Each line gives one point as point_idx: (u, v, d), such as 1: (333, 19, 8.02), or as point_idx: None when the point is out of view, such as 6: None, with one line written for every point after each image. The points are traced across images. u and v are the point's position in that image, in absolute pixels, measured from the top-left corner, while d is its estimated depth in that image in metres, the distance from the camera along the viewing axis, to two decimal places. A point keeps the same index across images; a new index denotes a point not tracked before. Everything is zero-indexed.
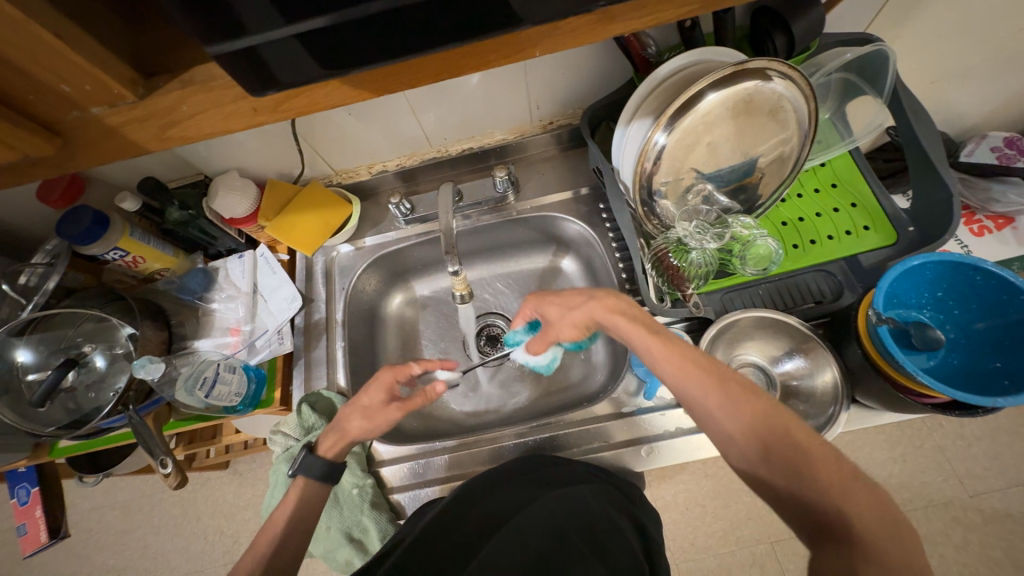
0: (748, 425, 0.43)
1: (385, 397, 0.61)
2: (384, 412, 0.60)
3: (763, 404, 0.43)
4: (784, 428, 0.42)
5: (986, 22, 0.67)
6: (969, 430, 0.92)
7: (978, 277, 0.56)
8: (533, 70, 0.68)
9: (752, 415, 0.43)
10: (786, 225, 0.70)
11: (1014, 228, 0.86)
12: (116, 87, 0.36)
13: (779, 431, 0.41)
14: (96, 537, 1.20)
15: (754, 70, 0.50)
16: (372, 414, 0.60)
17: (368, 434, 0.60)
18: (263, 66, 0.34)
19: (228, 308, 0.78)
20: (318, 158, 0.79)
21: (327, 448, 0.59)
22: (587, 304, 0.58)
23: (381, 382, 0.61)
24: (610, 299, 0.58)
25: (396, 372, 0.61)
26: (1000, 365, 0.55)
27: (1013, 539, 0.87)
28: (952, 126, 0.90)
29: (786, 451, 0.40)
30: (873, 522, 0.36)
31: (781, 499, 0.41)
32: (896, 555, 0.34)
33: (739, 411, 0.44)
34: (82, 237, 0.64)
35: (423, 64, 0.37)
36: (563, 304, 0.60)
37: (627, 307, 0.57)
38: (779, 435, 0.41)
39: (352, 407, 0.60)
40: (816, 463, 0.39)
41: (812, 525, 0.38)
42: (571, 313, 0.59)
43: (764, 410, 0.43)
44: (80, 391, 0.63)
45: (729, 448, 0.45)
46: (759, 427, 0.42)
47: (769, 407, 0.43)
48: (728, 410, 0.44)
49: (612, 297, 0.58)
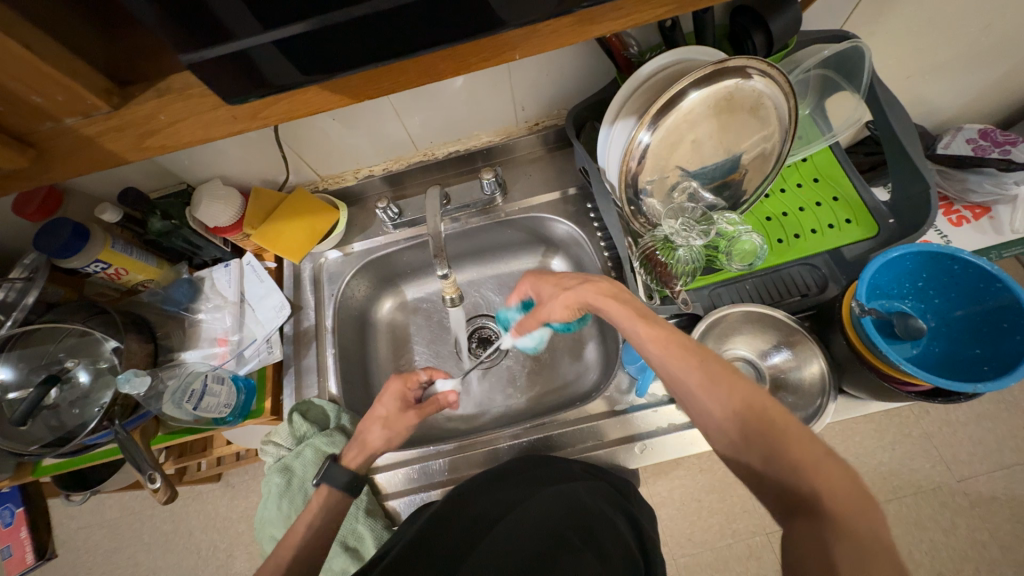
0: (729, 409, 0.43)
1: (400, 405, 0.64)
2: (402, 417, 0.63)
3: (744, 387, 0.44)
4: (762, 409, 0.42)
5: (956, 18, 0.68)
6: (954, 416, 0.94)
7: (956, 267, 0.58)
8: (517, 72, 0.68)
9: (733, 398, 0.43)
10: (770, 220, 0.71)
11: (990, 217, 0.89)
12: (90, 97, 0.36)
13: (757, 413, 0.42)
14: (84, 557, 1.18)
15: (733, 68, 0.51)
16: (391, 423, 0.63)
17: (389, 445, 0.62)
18: (241, 73, 0.33)
19: (214, 318, 0.76)
20: (304, 164, 0.78)
21: (351, 459, 0.60)
22: (580, 287, 0.58)
23: (392, 391, 0.65)
24: (605, 283, 0.58)
25: (403, 382, 0.65)
26: (979, 351, 0.57)
27: (998, 521, 0.89)
28: (928, 119, 0.93)
29: (763, 432, 0.41)
30: (844, 502, 0.35)
31: (760, 480, 0.41)
32: (869, 535, 0.34)
33: (720, 394, 0.44)
34: (62, 251, 0.63)
35: (405, 68, 0.37)
36: (557, 285, 0.61)
37: (622, 293, 0.57)
38: (757, 416, 0.41)
39: (370, 419, 0.63)
40: (791, 441, 0.39)
41: (790, 504, 0.38)
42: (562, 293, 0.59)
43: (745, 393, 0.43)
44: (64, 408, 0.61)
45: (711, 432, 0.45)
46: (738, 408, 0.43)
47: (750, 388, 0.44)
48: (710, 394, 0.45)
49: (606, 282, 0.58)
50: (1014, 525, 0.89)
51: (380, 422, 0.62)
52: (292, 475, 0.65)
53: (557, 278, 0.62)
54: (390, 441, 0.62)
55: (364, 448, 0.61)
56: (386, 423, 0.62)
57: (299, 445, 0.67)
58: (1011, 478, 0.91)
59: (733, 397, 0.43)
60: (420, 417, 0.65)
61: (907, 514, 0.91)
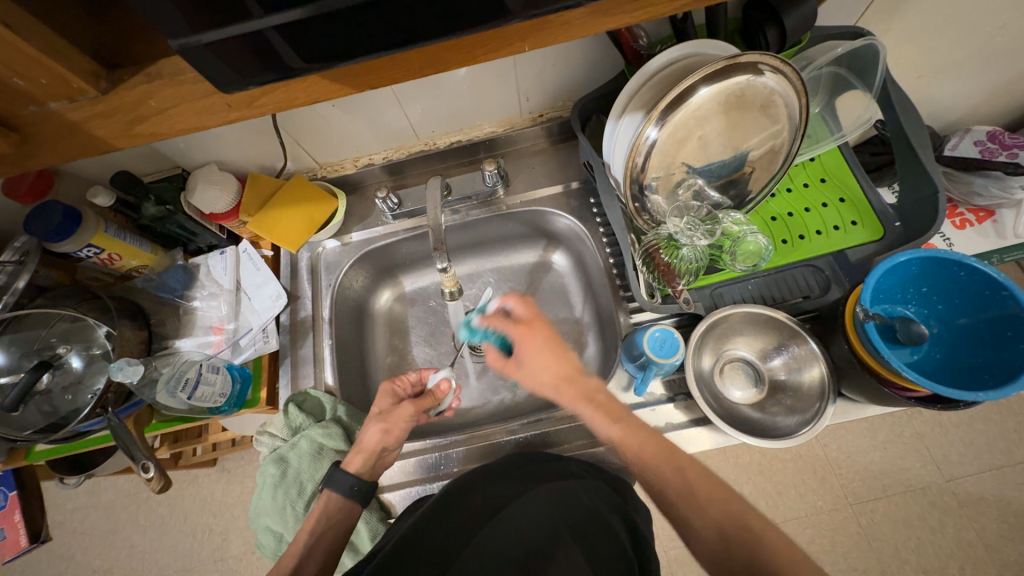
0: (717, 522, 0.45)
1: (393, 401, 0.65)
2: (396, 409, 0.63)
3: (722, 494, 0.46)
4: (742, 517, 0.44)
5: (972, 17, 0.67)
6: (946, 418, 0.95)
7: (962, 274, 0.57)
8: (522, 63, 0.66)
9: (716, 509, 0.46)
10: (775, 220, 0.71)
11: (994, 221, 0.88)
12: (76, 81, 0.34)
13: (740, 522, 0.44)
14: (80, 537, 1.18)
15: (746, 63, 0.50)
16: (387, 418, 0.63)
17: (387, 439, 0.62)
18: (236, 60, 0.32)
19: (210, 306, 0.75)
20: (302, 151, 0.76)
21: (352, 463, 0.60)
22: (549, 380, 0.57)
23: (386, 394, 0.66)
24: (572, 377, 0.57)
25: (389, 390, 0.66)
26: (981, 359, 0.56)
27: (984, 521, 0.90)
28: (936, 120, 0.91)
29: (748, 541, 0.43)
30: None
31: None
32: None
33: (705, 503, 0.46)
34: (53, 234, 0.61)
35: (408, 58, 0.36)
36: (534, 370, 0.58)
37: (584, 380, 0.57)
38: (742, 526, 0.44)
39: (367, 422, 0.63)
40: (773, 547, 0.42)
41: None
42: (545, 371, 0.58)
43: (727, 503, 0.46)
44: (57, 393, 0.60)
45: (691, 541, 0.46)
46: (722, 519, 0.45)
47: (727, 495, 0.46)
48: (692, 505, 0.46)
49: (580, 380, 0.57)
50: (1000, 526, 0.90)
51: (375, 419, 0.62)
52: (287, 465, 0.65)
53: (537, 358, 0.58)
54: (387, 434, 0.61)
55: (363, 444, 0.61)
56: (380, 416, 0.63)
57: (295, 436, 0.67)
58: (999, 479, 0.92)
59: (718, 509, 0.46)
60: (416, 408, 0.64)
61: (896, 513, 0.92)
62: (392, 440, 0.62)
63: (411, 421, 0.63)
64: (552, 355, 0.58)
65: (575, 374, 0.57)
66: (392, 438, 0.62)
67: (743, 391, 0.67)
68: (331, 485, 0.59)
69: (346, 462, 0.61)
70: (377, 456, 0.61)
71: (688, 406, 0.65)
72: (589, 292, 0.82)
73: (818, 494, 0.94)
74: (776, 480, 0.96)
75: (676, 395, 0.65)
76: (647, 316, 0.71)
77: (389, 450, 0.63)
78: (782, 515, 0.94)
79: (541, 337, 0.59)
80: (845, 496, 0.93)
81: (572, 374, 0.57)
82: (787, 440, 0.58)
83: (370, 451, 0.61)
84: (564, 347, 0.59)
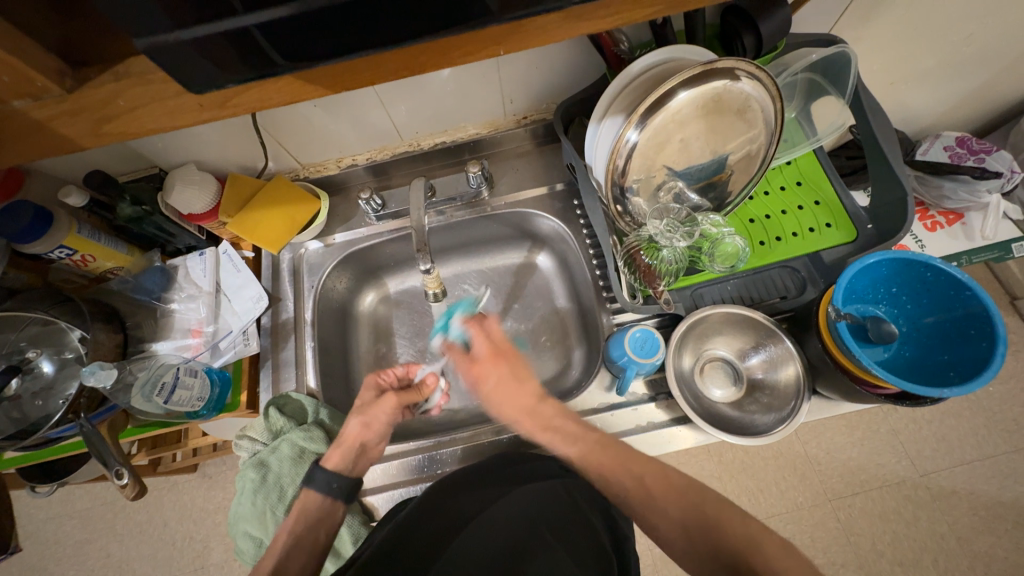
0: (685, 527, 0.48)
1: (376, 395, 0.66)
2: (376, 402, 0.64)
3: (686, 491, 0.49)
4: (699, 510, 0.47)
5: (939, 27, 0.69)
6: (920, 414, 0.98)
7: (928, 274, 0.59)
8: (504, 65, 0.66)
9: (683, 513, 0.48)
10: (753, 222, 0.72)
11: (963, 223, 0.91)
12: (40, 79, 0.34)
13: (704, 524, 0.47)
14: (53, 547, 1.15)
15: (722, 69, 0.51)
16: (366, 411, 0.63)
17: (365, 433, 0.62)
18: (212, 57, 0.32)
19: (188, 308, 0.74)
20: (283, 150, 0.75)
21: (329, 460, 0.60)
22: (509, 413, 0.59)
23: (370, 383, 0.66)
24: (531, 409, 0.58)
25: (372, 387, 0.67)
26: (947, 357, 0.58)
27: (956, 514, 0.93)
28: (908, 125, 0.94)
29: (717, 539, 0.45)
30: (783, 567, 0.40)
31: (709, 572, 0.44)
32: None
33: (665, 508, 0.49)
34: (22, 236, 0.59)
35: (377, 60, 0.36)
36: (496, 404, 0.60)
37: (540, 410, 0.58)
38: (696, 514, 0.47)
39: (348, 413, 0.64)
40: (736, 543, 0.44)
41: None
42: (506, 406, 0.59)
43: (690, 505, 0.49)
44: (26, 399, 0.58)
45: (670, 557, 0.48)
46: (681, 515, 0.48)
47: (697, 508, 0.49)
48: (657, 514, 0.49)
49: (542, 410, 0.58)
50: (971, 518, 0.93)
51: (355, 411, 0.63)
52: (267, 470, 0.64)
53: (498, 393, 0.60)
54: (366, 427, 0.62)
55: (341, 438, 0.61)
56: (360, 409, 0.64)
57: (276, 440, 0.66)
58: (970, 473, 0.95)
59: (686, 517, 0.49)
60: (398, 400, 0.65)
61: (873, 507, 0.94)
62: (372, 435, 0.63)
63: (392, 414, 0.64)
64: (508, 392, 0.59)
65: (532, 405, 0.58)
66: (372, 432, 0.63)
67: (723, 389, 0.69)
68: (313, 490, 0.58)
69: (323, 458, 0.61)
70: (357, 451, 0.61)
71: (669, 405, 0.65)
72: (573, 293, 0.83)
73: (799, 490, 0.96)
74: (759, 477, 0.98)
75: (658, 394, 0.66)
76: (628, 317, 0.72)
77: (369, 445, 0.63)
78: (764, 511, 0.96)
79: (497, 377, 0.61)
80: (825, 492, 0.96)
81: (529, 406, 0.58)
82: (763, 438, 0.60)
83: (351, 445, 0.61)
84: (522, 381, 0.60)
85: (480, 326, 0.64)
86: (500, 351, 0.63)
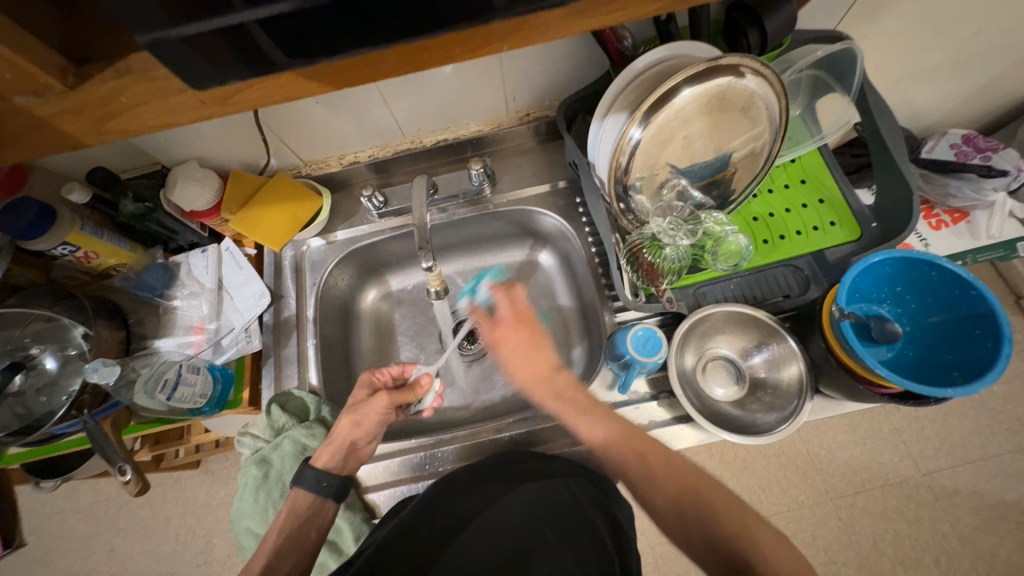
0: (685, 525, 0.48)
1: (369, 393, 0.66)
2: (368, 400, 0.63)
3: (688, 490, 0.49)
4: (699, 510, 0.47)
5: (945, 24, 0.69)
6: (922, 413, 0.98)
7: (933, 273, 0.59)
8: (507, 61, 0.66)
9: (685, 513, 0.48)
10: (756, 221, 0.72)
11: (969, 222, 0.90)
12: (42, 75, 0.33)
13: None
14: (57, 543, 1.15)
15: (726, 66, 0.50)
16: (357, 408, 0.63)
17: (354, 432, 0.61)
18: (214, 53, 0.31)
19: (191, 305, 0.74)
20: (284, 147, 0.75)
21: (317, 458, 0.60)
22: (524, 378, 0.61)
23: (363, 381, 0.66)
24: (543, 376, 0.60)
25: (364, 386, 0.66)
26: (951, 357, 0.58)
27: (958, 513, 0.93)
28: (913, 123, 0.93)
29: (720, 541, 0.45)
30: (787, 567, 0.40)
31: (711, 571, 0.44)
32: None
33: (664, 509, 0.49)
34: (25, 232, 0.59)
35: (378, 56, 0.36)
36: (512, 366, 0.62)
37: (554, 379, 0.59)
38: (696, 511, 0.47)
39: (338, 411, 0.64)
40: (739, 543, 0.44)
41: None
42: (522, 369, 0.61)
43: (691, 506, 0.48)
44: (30, 395, 0.59)
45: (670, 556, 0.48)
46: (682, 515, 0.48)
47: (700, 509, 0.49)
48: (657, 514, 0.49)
49: (556, 380, 0.59)
50: (973, 518, 0.92)
51: (346, 410, 0.63)
52: (270, 467, 0.64)
53: (515, 358, 0.61)
54: (355, 426, 0.61)
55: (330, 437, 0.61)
56: (351, 408, 0.63)
57: (278, 437, 0.66)
58: (973, 473, 0.94)
59: None
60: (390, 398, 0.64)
61: (874, 506, 0.94)
62: (361, 434, 0.62)
63: (383, 412, 0.63)
64: (526, 356, 0.61)
65: (547, 373, 0.59)
66: (361, 431, 0.62)
67: (725, 388, 0.68)
68: (314, 488, 0.58)
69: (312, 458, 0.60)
70: (346, 450, 0.60)
71: (671, 404, 0.65)
72: (575, 291, 0.83)
73: (800, 489, 0.96)
74: (760, 476, 0.98)
75: (660, 392, 0.66)
76: (631, 315, 0.71)
77: (359, 444, 0.62)
78: (766, 509, 0.96)
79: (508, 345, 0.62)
80: (826, 491, 0.95)
81: (543, 374, 0.59)
82: (765, 437, 0.60)
83: (339, 443, 0.60)
84: (541, 349, 0.61)
85: (506, 291, 0.65)
86: (523, 318, 0.64)
